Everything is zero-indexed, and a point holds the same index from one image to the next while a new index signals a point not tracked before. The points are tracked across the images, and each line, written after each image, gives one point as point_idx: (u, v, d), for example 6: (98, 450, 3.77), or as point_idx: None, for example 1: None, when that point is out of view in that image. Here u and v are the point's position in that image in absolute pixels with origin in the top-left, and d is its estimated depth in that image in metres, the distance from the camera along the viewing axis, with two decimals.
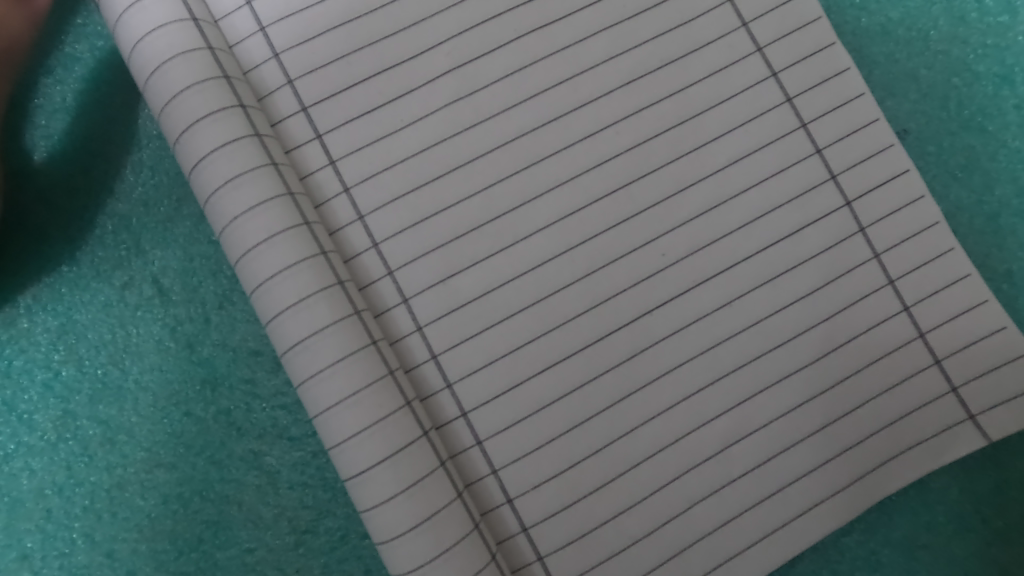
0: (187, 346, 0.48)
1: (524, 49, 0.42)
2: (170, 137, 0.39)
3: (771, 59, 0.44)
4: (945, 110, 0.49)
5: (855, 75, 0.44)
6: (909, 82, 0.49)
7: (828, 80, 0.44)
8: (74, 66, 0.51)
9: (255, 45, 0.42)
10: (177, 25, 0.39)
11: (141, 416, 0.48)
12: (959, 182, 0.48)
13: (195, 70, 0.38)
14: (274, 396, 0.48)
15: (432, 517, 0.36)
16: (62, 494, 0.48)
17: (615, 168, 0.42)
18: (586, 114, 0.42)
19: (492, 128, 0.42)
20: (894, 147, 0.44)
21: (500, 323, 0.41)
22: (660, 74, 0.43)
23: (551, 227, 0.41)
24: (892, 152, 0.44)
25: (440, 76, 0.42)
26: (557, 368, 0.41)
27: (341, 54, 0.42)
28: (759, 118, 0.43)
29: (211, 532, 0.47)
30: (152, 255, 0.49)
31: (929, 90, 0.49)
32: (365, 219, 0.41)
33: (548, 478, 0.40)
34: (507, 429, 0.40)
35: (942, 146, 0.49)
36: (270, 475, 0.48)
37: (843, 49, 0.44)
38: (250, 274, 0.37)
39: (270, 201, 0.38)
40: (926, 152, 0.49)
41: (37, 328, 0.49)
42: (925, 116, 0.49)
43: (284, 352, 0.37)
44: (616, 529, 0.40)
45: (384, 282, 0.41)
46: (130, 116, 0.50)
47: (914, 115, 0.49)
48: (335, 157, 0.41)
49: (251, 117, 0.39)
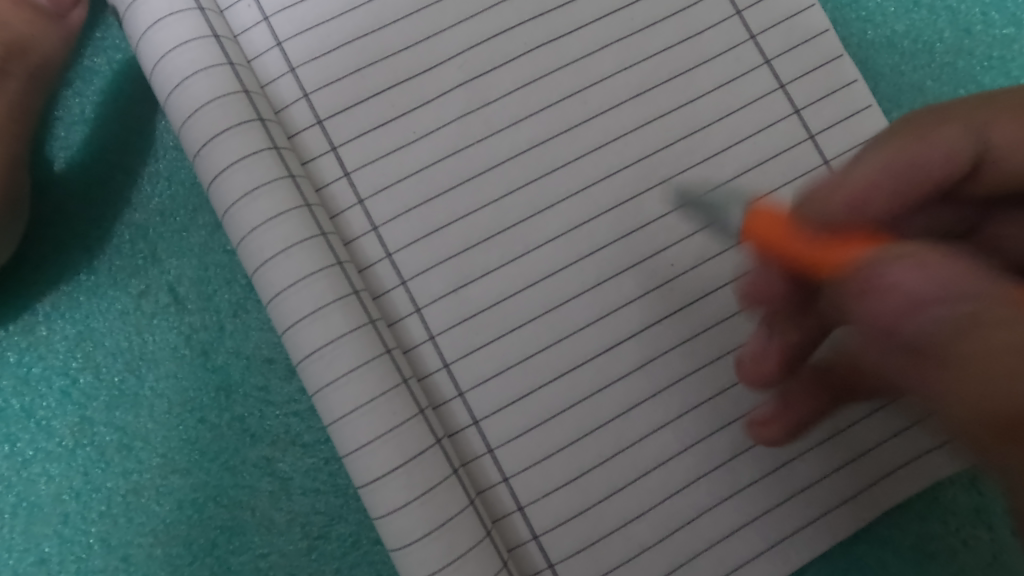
0: (202, 353, 0.49)
1: (534, 62, 0.43)
2: (190, 150, 0.40)
3: (779, 71, 0.44)
4: None
5: (861, 87, 0.44)
6: (916, 93, 0.50)
7: (836, 91, 0.44)
8: (93, 79, 0.51)
9: (272, 60, 0.42)
10: (197, 42, 0.40)
11: (156, 422, 0.49)
12: None
13: (215, 85, 0.39)
14: (287, 403, 0.49)
15: (445, 524, 0.37)
16: (79, 499, 0.48)
17: (623, 180, 0.43)
18: (595, 126, 0.43)
19: (501, 140, 0.43)
20: None
21: (511, 332, 0.41)
22: (669, 87, 0.43)
23: (560, 238, 0.42)
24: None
25: (451, 89, 0.43)
26: (567, 378, 0.41)
27: (355, 68, 0.43)
28: (768, 129, 0.44)
29: (225, 537, 0.48)
30: (168, 264, 0.50)
31: (936, 100, 0.50)
32: (379, 229, 0.42)
33: (559, 486, 0.41)
34: (519, 437, 0.41)
35: None
36: (283, 481, 0.48)
37: (850, 62, 0.45)
38: (268, 283, 0.38)
39: (287, 212, 0.38)
40: None
41: (55, 336, 0.50)
42: None
43: (300, 361, 0.38)
44: (626, 536, 0.41)
45: (397, 292, 0.41)
46: (147, 127, 0.51)
47: None
48: (350, 169, 0.42)
49: (269, 130, 0.40)
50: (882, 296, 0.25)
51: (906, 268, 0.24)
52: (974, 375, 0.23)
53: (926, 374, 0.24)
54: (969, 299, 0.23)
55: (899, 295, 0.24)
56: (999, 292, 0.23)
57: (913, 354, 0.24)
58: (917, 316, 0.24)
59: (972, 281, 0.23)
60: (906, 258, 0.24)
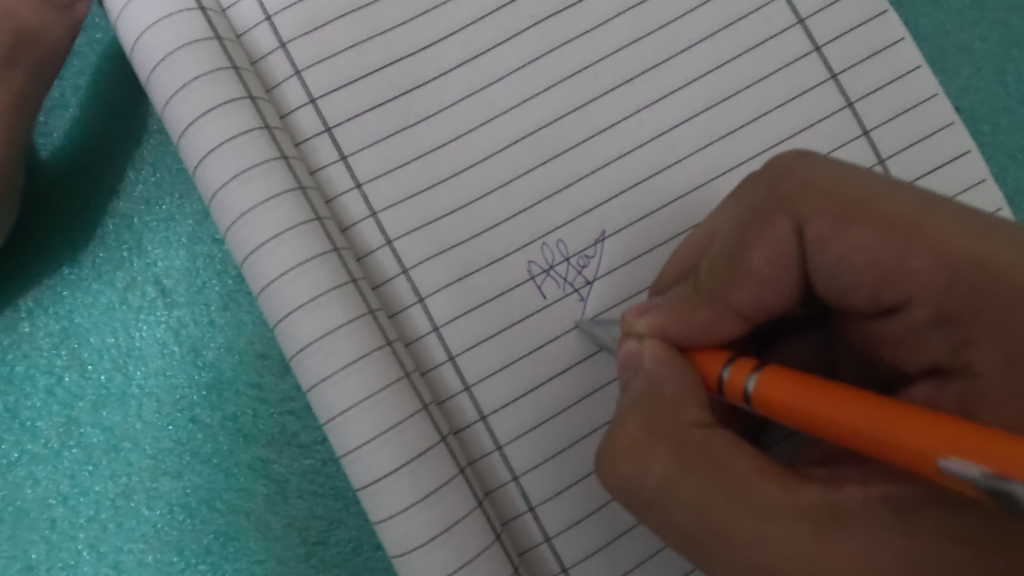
0: (191, 350, 0.47)
1: (543, 36, 0.40)
2: (175, 132, 0.37)
3: (814, 33, 0.41)
4: (1002, 85, 0.47)
5: (911, 45, 0.41)
6: (961, 55, 0.47)
7: (878, 53, 0.41)
8: (73, 61, 0.49)
9: (262, 36, 0.40)
10: (183, 15, 0.37)
11: (146, 422, 0.46)
12: (1018, 162, 0.46)
13: (201, 61, 0.37)
14: (282, 401, 0.46)
15: (451, 527, 0.34)
16: (67, 503, 0.46)
17: (640, 160, 0.40)
18: (606, 104, 0.40)
19: (508, 122, 0.40)
20: (954, 125, 0.41)
21: (521, 322, 0.39)
22: (689, 56, 0.41)
23: (569, 225, 0.39)
24: (952, 131, 0.41)
25: (456, 67, 0.40)
26: (580, 368, 0.39)
27: (351, 44, 0.40)
28: (798, 99, 0.41)
29: (220, 543, 0.45)
30: (155, 255, 0.47)
31: (982, 63, 0.47)
32: (378, 215, 0.39)
33: (572, 485, 0.38)
34: (528, 433, 0.38)
35: (997, 124, 0.47)
36: (279, 483, 0.46)
37: (897, 18, 0.41)
38: (258, 272, 0.36)
39: (280, 196, 0.36)
40: (981, 130, 0.47)
41: (39, 332, 0.47)
42: (978, 93, 0.47)
43: (294, 354, 0.35)
44: (642, 536, 0.38)
45: (399, 281, 0.39)
46: (132, 112, 0.49)
47: (966, 92, 0.47)
48: (347, 152, 0.39)
49: (261, 109, 0.38)
50: (633, 494, 0.29)
51: (641, 471, 0.28)
52: (728, 565, 0.27)
53: (700, 561, 0.28)
54: (663, 497, 0.28)
55: (658, 521, 0.28)
56: (696, 495, 0.27)
57: (687, 548, 0.28)
58: (652, 512, 0.28)
59: (709, 512, 0.27)
60: (641, 453, 0.28)
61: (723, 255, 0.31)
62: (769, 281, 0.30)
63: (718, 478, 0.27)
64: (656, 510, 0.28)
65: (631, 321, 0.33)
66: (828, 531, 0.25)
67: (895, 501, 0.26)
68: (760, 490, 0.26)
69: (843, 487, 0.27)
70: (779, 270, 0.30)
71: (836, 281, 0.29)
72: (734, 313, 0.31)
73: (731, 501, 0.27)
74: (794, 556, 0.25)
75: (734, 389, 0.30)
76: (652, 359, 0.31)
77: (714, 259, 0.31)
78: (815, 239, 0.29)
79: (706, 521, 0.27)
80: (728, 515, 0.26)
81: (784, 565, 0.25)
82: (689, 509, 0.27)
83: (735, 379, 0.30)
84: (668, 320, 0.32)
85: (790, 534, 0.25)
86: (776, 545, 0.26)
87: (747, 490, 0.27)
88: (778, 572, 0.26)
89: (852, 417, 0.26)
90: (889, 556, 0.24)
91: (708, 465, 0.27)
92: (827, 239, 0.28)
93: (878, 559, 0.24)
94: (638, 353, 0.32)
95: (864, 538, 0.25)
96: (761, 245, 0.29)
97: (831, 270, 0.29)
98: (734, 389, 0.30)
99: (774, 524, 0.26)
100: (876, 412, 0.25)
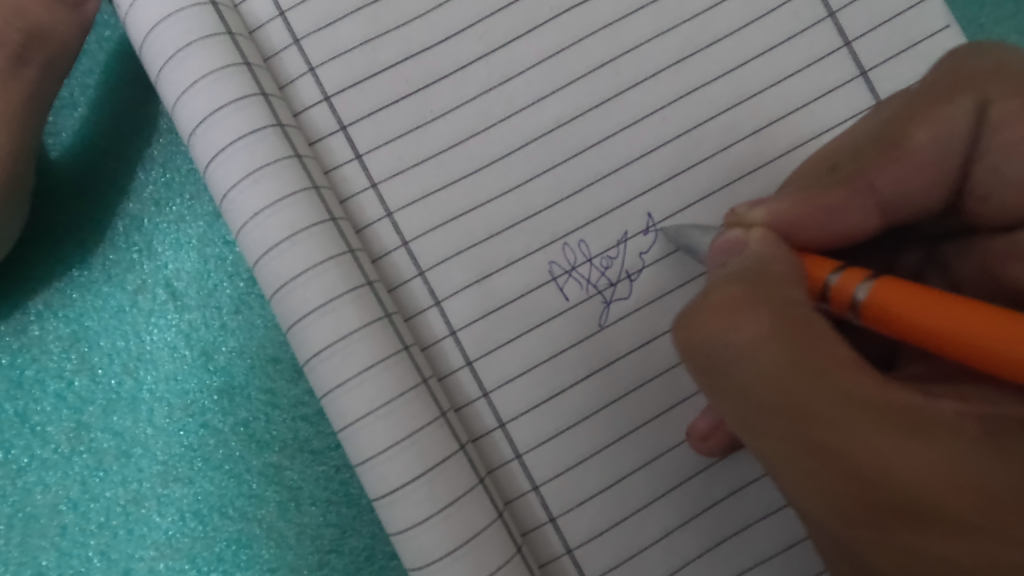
0: (202, 354, 0.46)
1: (562, 30, 0.39)
2: (185, 132, 0.36)
3: (844, 26, 0.39)
4: None
5: (952, 35, 0.39)
6: None
7: (914, 45, 0.39)
8: (82, 59, 0.48)
9: (275, 31, 0.39)
10: (193, 10, 0.36)
11: (156, 428, 0.45)
12: None
13: (212, 58, 0.35)
14: (294, 407, 0.45)
15: (471, 540, 0.33)
16: (77, 510, 0.45)
17: (664, 158, 0.39)
18: (628, 100, 0.39)
19: (527, 119, 0.39)
20: None
21: (541, 326, 0.37)
22: (714, 51, 0.39)
23: (589, 225, 0.38)
24: None
25: (472, 63, 0.39)
26: (601, 375, 0.37)
27: (364, 40, 0.39)
28: (829, 95, 0.39)
29: (231, 550, 0.44)
30: (166, 257, 0.46)
31: None
32: (394, 216, 0.38)
33: (594, 495, 0.37)
34: (549, 441, 0.37)
35: None
36: (291, 491, 0.45)
37: (937, 6, 0.39)
38: (270, 275, 0.34)
39: (292, 196, 0.35)
40: None
41: (48, 335, 0.46)
42: None
43: (306, 360, 0.34)
44: (669, 549, 0.37)
45: (416, 283, 0.38)
46: (142, 111, 0.48)
47: None
48: (361, 151, 0.38)
49: (274, 107, 0.36)
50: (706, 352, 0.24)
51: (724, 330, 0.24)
52: (790, 451, 0.23)
53: (761, 445, 0.24)
54: (742, 362, 0.24)
55: (723, 390, 0.24)
56: (779, 369, 0.23)
57: (749, 429, 0.24)
58: (723, 379, 0.24)
59: (791, 387, 0.23)
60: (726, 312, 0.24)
61: (882, 133, 0.28)
62: (928, 164, 0.27)
63: (807, 353, 0.23)
64: (727, 378, 0.24)
65: (745, 213, 0.31)
66: (915, 432, 0.22)
67: (989, 422, 0.22)
68: (851, 380, 0.23)
69: (937, 400, 0.23)
70: (943, 153, 0.27)
71: (998, 172, 0.27)
72: (873, 200, 0.29)
73: (818, 382, 0.23)
74: (872, 454, 0.22)
75: (840, 296, 0.29)
76: (757, 243, 0.29)
77: (869, 138, 0.29)
78: (996, 119, 0.26)
79: (782, 395, 0.23)
80: (814, 407, 0.22)
81: (860, 462, 0.22)
82: (768, 377, 0.23)
83: (845, 286, 0.29)
84: (788, 207, 0.30)
85: (874, 430, 0.22)
86: (853, 437, 0.22)
87: (836, 376, 0.23)
88: (852, 468, 0.22)
89: (937, 320, 0.26)
90: (978, 474, 0.21)
91: (800, 346, 0.23)
92: (1011, 122, 0.26)
93: (968, 475, 0.21)
94: (739, 242, 0.29)
95: (953, 447, 0.21)
96: (926, 123, 0.27)
97: (1000, 158, 0.26)
98: (842, 296, 0.29)
99: (857, 418, 0.22)
100: (969, 314, 0.26)
